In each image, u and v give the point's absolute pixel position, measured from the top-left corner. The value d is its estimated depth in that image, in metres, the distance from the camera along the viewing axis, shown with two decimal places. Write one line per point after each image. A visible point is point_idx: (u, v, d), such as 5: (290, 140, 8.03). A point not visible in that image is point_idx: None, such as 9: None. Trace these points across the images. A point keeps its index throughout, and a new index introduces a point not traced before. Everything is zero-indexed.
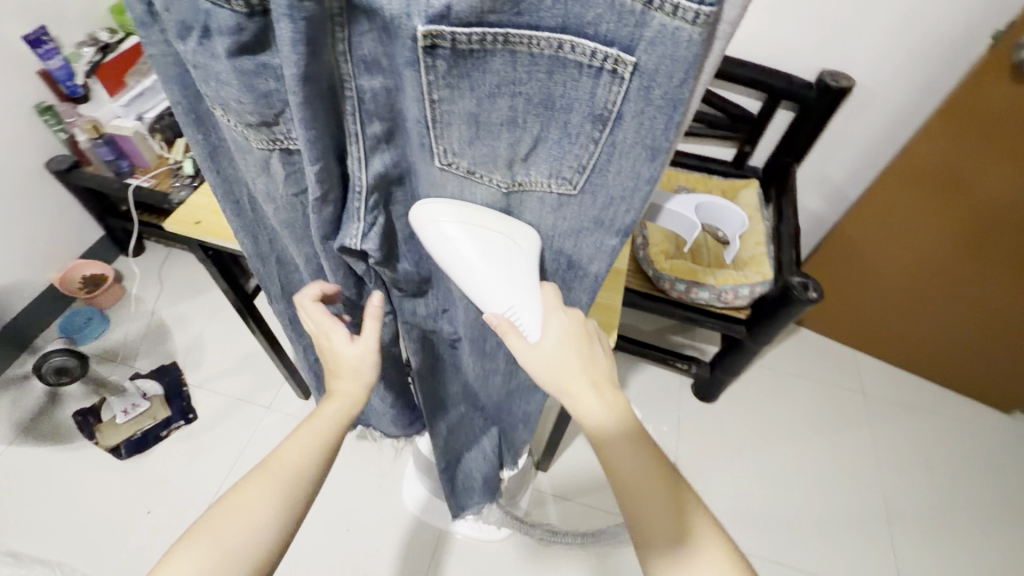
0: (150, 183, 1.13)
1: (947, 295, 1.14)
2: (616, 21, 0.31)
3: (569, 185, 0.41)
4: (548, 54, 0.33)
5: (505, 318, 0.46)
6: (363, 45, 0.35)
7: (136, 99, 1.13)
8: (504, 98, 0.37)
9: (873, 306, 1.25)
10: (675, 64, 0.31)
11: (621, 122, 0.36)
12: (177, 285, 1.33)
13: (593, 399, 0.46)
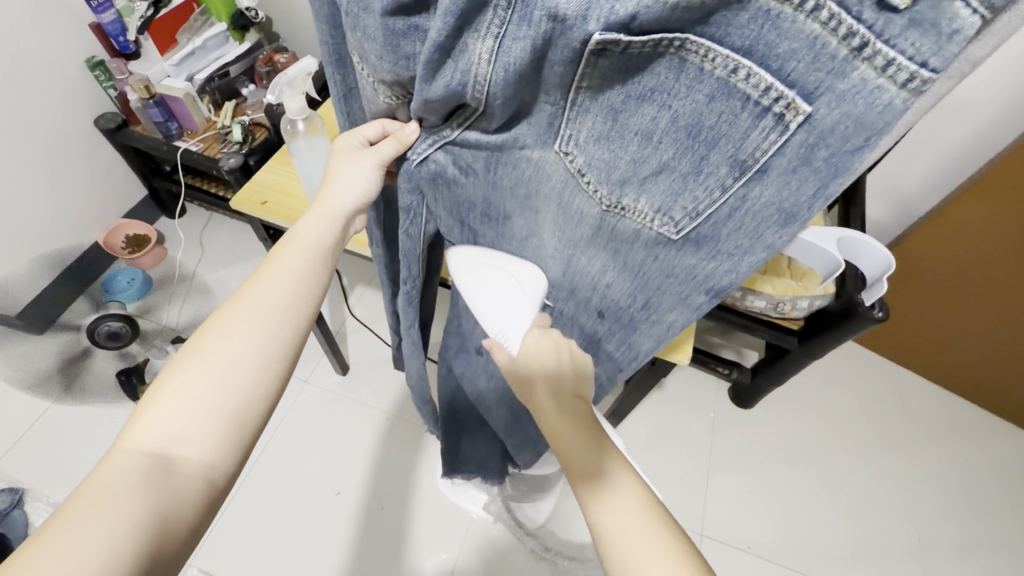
0: (199, 147, 1.13)
1: (1009, 323, 1.09)
2: (809, 60, 0.26)
3: (673, 227, 0.36)
4: (717, 75, 0.28)
5: (497, 338, 0.46)
6: (512, 50, 0.30)
7: (188, 58, 1.11)
8: (651, 107, 0.31)
9: (927, 324, 1.21)
10: (858, 124, 0.28)
11: (765, 175, 0.31)
12: (219, 250, 1.33)
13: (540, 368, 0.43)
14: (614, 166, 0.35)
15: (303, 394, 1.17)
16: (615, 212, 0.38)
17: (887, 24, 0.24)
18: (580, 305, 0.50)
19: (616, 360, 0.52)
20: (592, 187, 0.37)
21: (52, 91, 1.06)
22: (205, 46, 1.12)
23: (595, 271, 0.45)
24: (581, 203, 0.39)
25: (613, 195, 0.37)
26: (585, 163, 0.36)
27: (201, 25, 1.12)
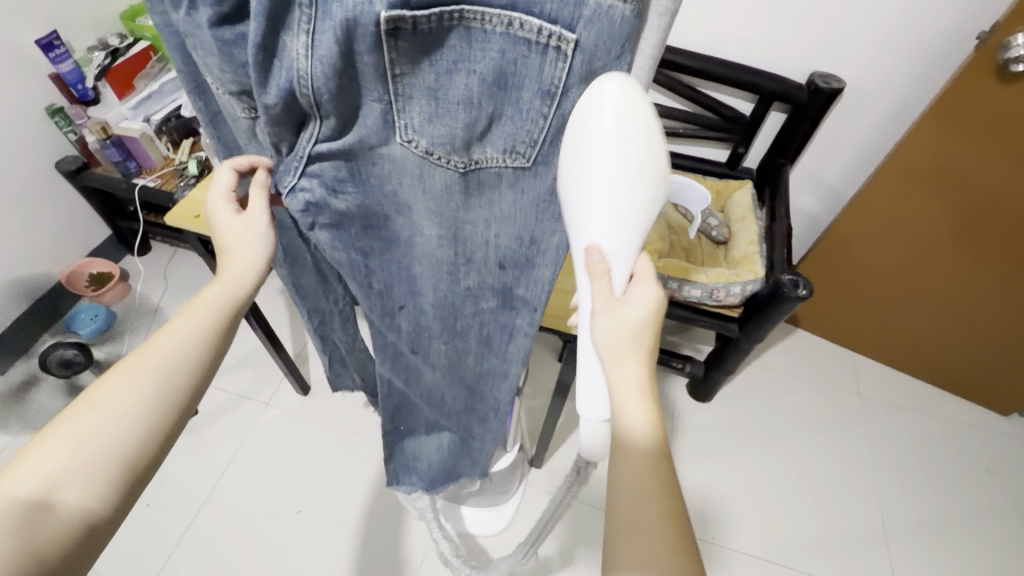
0: (156, 183, 1.18)
1: (947, 297, 1.14)
2: (558, 0, 0.32)
3: (523, 159, 0.40)
4: (499, 31, 0.33)
5: (606, 258, 0.42)
6: (322, 42, 0.35)
7: (145, 101, 1.17)
8: (460, 75, 0.36)
9: (871, 307, 1.25)
10: (613, 39, 0.33)
11: (569, 97, 0.36)
12: (182, 283, 1.36)
13: (632, 378, 0.44)
14: (454, 134, 0.39)
15: (264, 416, 1.17)
16: (474, 169, 0.42)
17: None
18: (481, 268, 0.51)
19: (530, 301, 0.51)
20: (443, 159, 0.41)
21: (13, 138, 1.11)
22: (160, 90, 1.19)
23: (481, 231, 0.47)
24: (439, 177, 0.43)
25: (465, 156, 0.41)
26: (429, 143, 0.40)
27: (158, 71, 1.21)
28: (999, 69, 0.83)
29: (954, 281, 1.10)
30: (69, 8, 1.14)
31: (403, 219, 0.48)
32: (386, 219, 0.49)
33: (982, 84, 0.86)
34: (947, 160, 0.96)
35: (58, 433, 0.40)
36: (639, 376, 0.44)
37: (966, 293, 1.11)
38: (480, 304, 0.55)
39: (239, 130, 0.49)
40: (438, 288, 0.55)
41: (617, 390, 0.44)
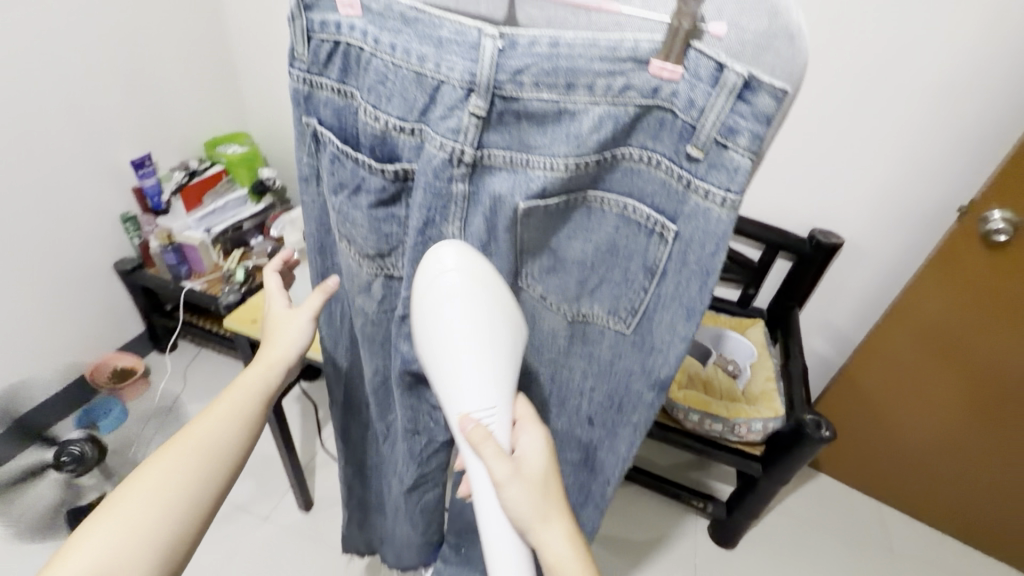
0: (202, 286, 1.26)
1: (968, 451, 1.12)
2: (666, 197, 0.35)
3: (623, 324, 0.41)
4: (614, 212, 0.37)
5: (481, 423, 0.39)
6: (474, 223, 0.37)
7: (209, 215, 1.31)
8: (577, 241, 0.39)
9: (889, 456, 1.23)
10: (712, 238, 0.34)
11: (665, 278, 0.37)
12: (202, 382, 1.37)
13: (561, 538, 0.41)
14: (569, 287, 0.41)
15: (258, 532, 1.10)
16: (580, 321, 0.43)
17: (698, 168, 0.32)
18: (570, 416, 0.50)
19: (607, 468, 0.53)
20: (556, 305, 0.43)
21: (83, 239, 1.21)
22: (225, 207, 1.34)
23: (577, 379, 0.47)
24: (551, 322, 0.44)
25: (573, 307, 0.42)
26: (544, 290, 0.42)
27: (225, 189, 1.37)
28: (982, 236, 0.91)
29: (986, 441, 1.09)
30: (165, 136, 1.31)
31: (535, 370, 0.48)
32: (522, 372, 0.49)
33: (967, 248, 0.94)
34: (949, 322, 1.02)
35: (106, 519, 0.44)
36: (565, 532, 0.42)
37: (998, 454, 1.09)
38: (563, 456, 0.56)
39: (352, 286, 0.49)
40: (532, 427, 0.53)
41: (553, 559, 0.41)
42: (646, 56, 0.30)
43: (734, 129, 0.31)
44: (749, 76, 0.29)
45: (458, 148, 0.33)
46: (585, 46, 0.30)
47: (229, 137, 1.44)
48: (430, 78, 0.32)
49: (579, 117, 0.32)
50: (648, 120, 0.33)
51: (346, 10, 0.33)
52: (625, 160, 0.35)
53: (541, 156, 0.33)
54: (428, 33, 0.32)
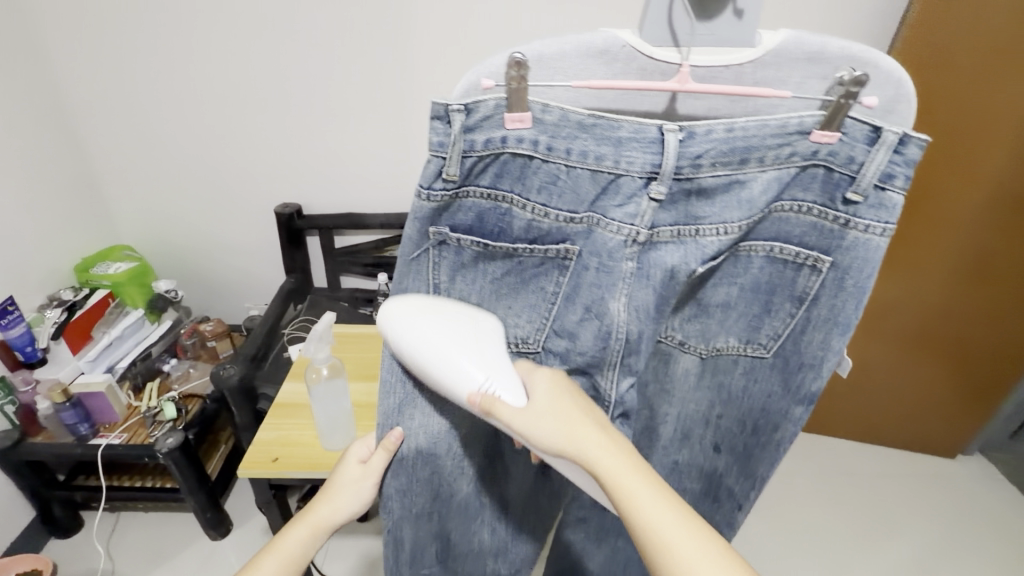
0: (122, 438, 1.04)
1: (945, 361, 1.22)
2: (817, 236, 0.44)
3: (763, 348, 0.50)
4: (761, 255, 0.46)
5: (485, 392, 0.41)
6: (638, 297, 0.43)
7: (107, 351, 1.10)
8: (723, 287, 0.48)
9: (876, 399, 1.31)
10: (867, 263, 0.43)
11: (817, 302, 0.46)
12: (137, 556, 1.10)
13: (594, 445, 0.40)
14: (708, 331, 0.50)
15: None
16: (713, 355, 0.52)
17: (854, 209, 0.41)
18: (695, 444, 0.58)
19: (735, 496, 0.60)
20: (692, 348, 0.52)
21: None
22: (123, 335, 1.14)
23: (703, 409, 0.55)
24: (685, 362, 0.53)
25: (708, 345, 0.51)
26: (683, 335, 0.51)
27: (116, 315, 1.15)
28: None
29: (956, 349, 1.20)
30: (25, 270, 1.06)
31: (661, 409, 0.56)
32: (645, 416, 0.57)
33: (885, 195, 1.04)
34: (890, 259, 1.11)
35: None
36: (599, 438, 0.41)
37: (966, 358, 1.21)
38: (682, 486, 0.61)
39: None
40: (669, 447, 0.59)
41: (588, 462, 0.40)
42: (809, 128, 0.39)
43: (891, 174, 0.40)
44: (902, 133, 0.38)
45: (635, 230, 0.42)
46: (759, 129, 0.39)
47: (103, 255, 1.20)
48: (606, 171, 0.41)
49: (749, 183, 0.41)
50: (802, 176, 0.42)
51: (512, 125, 0.39)
52: (780, 211, 0.44)
53: (711, 223, 0.42)
54: (605, 136, 0.40)
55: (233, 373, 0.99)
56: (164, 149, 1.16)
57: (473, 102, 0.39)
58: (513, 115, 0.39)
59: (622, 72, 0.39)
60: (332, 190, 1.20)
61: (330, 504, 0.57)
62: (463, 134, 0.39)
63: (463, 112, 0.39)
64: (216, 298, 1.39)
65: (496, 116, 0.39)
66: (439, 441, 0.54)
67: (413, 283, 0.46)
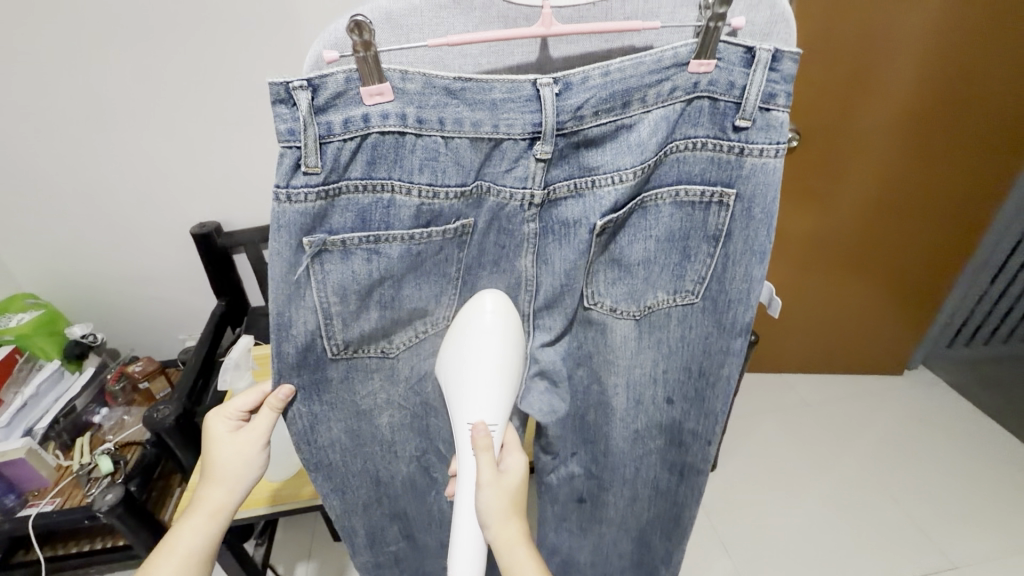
0: (57, 503, 0.96)
1: (882, 282, 1.27)
2: (717, 169, 0.43)
3: (691, 295, 0.49)
4: (668, 202, 0.44)
5: (489, 432, 0.44)
6: (551, 255, 0.44)
7: (21, 412, 1.00)
8: (639, 242, 0.46)
9: (824, 334, 1.37)
10: (770, 187, 0.43)
11: (731, 237, 0.46)
12: None
13: (521, 550, 0.44)
14: (635, 291, 0.48)
15: None
16: (645, 313, 0.49)
17: (746, 134, 0.41)
18: (650, 407, 0.57)
19: (701, 435, 0.59)
20: (625, 313, 0.49)
21: None
22: (38, 392, 1.03)
23: (649, 369, 0.54)
24: (620, 330, 0.50)
25: (640, 306, 0.49)
26: (614, 301, 0.48)
27: (28, 373, 1.05)
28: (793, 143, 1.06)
29: (886, 271, 1.25)
30: None
31: (609, 380, 0.54)
32: (597, 390, 0.56)
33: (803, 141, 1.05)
34: (804, 218, 1.16)
35: None
36: (526, 549, 0.45)
37: (896, 278, 1.27)
38: (648, 446, 0.61)
39: (367, 384, 0.49)
40: (625, 418, 0.58)
41: (503, 551, 0.44)
42: (685, 59, 0.37)
43: (773, 93, 0.40)
44: (773, 50, 0.38)
45: (528, 193, 0.41)
46: (635, 67, 0.37)
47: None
48: (485, 138, 0.38)
49: (637, 126, 0.40)
50: (689, 112, 0.41)
51: (372, 100, 0.35)
52: (674, 150, 0.42)
53: (607, 172, 0.41)
54: (477, 100, 0.37)
55: (168, 415, 0.92)
56: (35, 177, 1.02)
57: (317, 76, 0.34)
58: (369, 88, 0.34)
59: (483, 22, 0.36)
60: (244, 202, 1.12)
61: (219, 483, 0.51)
62: (315, 117, 0.34)
63: (308, 89, 0.34)
64: (142, 335, 1.28)
65: (350, 90, 0.35)
66: (361, 433, 0.52)
67: (299, 314, 0.41)
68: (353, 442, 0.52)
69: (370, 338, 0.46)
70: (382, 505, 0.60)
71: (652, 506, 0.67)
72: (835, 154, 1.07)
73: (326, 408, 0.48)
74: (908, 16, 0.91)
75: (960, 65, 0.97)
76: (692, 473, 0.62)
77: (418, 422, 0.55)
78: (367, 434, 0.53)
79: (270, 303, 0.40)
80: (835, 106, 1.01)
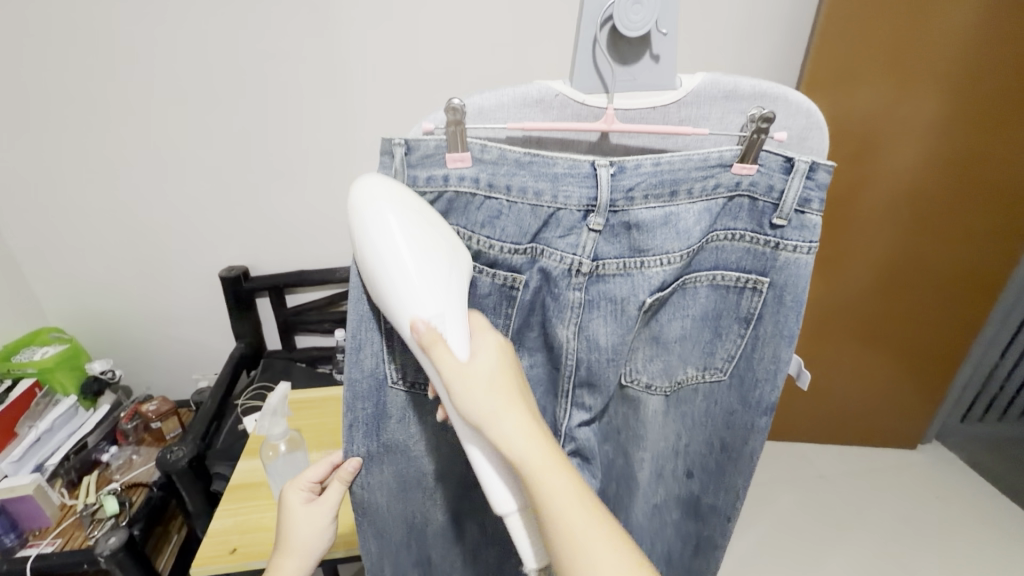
0: (56, 544, 0.93)
1: (894, 355, 1.29)
2: (752, 260, 0.46)
3: (720, 372, 0.51)
4: (706, 284, 0.48)
5: (433, 326, 0.37)
6: (594, 326, 0.46)
7: (35, 446, 1.00)
8: (677, 320, 0.49)
9: (838, 401, 1.36)
10: (800, 279, 0.46)
11: (761, 321, 0.48)
12: None
13: (517, 427, 0.37)
14: (670, 367, 0.51)
15: None
16: (676, 387, 0.52)
17: (781, 232, 0.45)
18: (668, 480, 0.58)
19: (721, 510, 0.59)
20: (656, 387, 0.51)
21: None
22: (52, 428, 1.04)
23: (672, 442, 0.56)
24: (652, 402, 0.52)
25: (671, 380, 0.51)
26: (648, 377, 0.51)
27: (43, 408, 1.05)
28: None
29: (891, 346, 1.28)
30: None
31: (636, 455, 0.56)
32: (623, 463, 0.57)
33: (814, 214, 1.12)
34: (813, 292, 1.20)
35: None
36: (523, 422, 0.37)
37: (907, 354, 1.29)
38: (665, 519, 0.61)
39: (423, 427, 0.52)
40: (646, 489, 0.58)
41: (505, 446, 0.36)
42: (728, 161, 0.42)
43: (808, 199, 0.43)
44: (811, 162, 0.42)
45: (578, 260, 0.44)
46: (683, 163, 0.42)
47: (26, 340, 1.11)
48: (545, 206, 0.43)
49: (682, 215, 0.43)
50: (730, 207, 0.45)
51: (454, 164, 0.41)
52: (715, 240, 0.46)
53: (656, 254, 0.44)
54: (542, 172, 0.42)
55: (183, 455, 0.92)
56: (82, 216, 1.08)
57: (413, 140, 0.41)
58: (453, 154, 0.41)
59: (557, 117, 0.42)
60: (277, 249, 1.16)
61: (293, 554, 0.53)
62: (406, 169, 0.41)
63: (405, 147, 0.41)
64: (158, 373, 1.29)
65: (437, 154, 0.41)
66: (409, 480, 0.54)
67: (370, 334, 0.47)
68: (399, 488, 0.54)
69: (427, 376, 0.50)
70: (412, 550, 0.58)
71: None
72: (840, 227, 1.13)
73: (382, 449, 0.51)
74: (909, 109, 0.99)
75: (963, 153, 1.04)
76: (708, 546, 0.61)
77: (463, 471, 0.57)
78: (414, 479, 0.54)
79: (348, 321, 0.47)
80: (842, 186, 1.08)
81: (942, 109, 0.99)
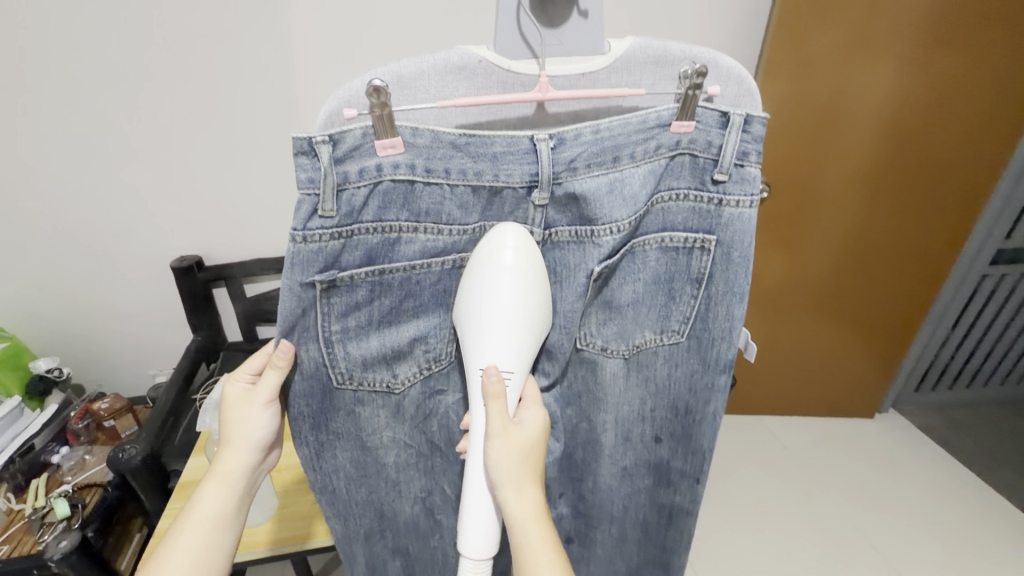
0: (2, 551, 0.89)
1: (857, 324, 1.32)
2: (699, 219, 0.46)
3: (677, 334, 0.50)
4: (655, 247, 0.47)
5: (503, 379, 0.42)
6: (548, 293, 0.46)
7: None
8: (629, 285, 0.48)
9: (803, 374, 1.40)
10: (746, 234, 0.46)
11: (712, 279, 0.48)
12: None
13: (528, 499, 0.43)
14: (625, 331, 0.49)
15: None
16: (635, 351, 0.51)
17: (723, 187, 0.44)
18: (637, 445, 0.58)
19: (689, 473, 0.59)
20: (614, 352, 0.50)
21: None
22: None
23: (637, 407, 0.55)
24: (610, 367, 0.51)
25: (629, 346, 0.50)
26: (604, 341, 0.50)
27: None
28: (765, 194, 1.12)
29: (851, 318, 1.31)
30: None
31: (599, 418, 0.55)
32: (586, 429, 0.56)
33: (777, 190, 1.11)
34: (776, 272, 1.22)
35: None
36: (533, 499, 0.44)
37: (868, 323, 1.33)
38: (636, 487, 0.61)
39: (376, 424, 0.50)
40: (614, 454, 0.58)
41: (514, 510, 0.43)
42: (667, 120, 0.41)
43: (746, 152, 0.43)
44: (745, 115, 0.42)
45: (528, 230, 0.43)
46: (623, 126, 0.41)
47: None
48: (486, 185, 0.41)
49: (628, 179, 0.42)
50: (672, 165, 0.44)
51: (384, 152, 0.38)
52: (660, 202, 0.45)
53: (603, 222, 0.43)
54: (479, 152, 0.40)
55: (135, 454, 0.88)
56: (13, 206, 1.01)
57: (338, 131, 0.37)
58: (382, 142, 0.38)
59: (484, 86, 0.39)
60: (228, 236, 1.11)
61: (230, 447, 0.47)
62: (334, 166, 0.38)
63: (330, 143, 0.37)
64: (111, 371, 1.24)
65: (365, 144, 0.38)
66: (368, 471, 0.53)
67: (304, 346, 0.44)
68: (358, 471, 0.53)
69: (370, 370, 0.47)
70: (385, 536, 0.59)
71: (640, 549, 0.66)
72: (802, 203, 1.13)
73: (331, 437, 0.50)
74: (867, 84, 1.00)
75: (915, 119, 1.05)
76: (680, 516, 0.62)
77: (422, 462, 0.55)
78: (374, 466, 0.53)
79: (279, 318, 0.42)
80: (804, 160, 1.08)
81: (898, 84, 1.00)
